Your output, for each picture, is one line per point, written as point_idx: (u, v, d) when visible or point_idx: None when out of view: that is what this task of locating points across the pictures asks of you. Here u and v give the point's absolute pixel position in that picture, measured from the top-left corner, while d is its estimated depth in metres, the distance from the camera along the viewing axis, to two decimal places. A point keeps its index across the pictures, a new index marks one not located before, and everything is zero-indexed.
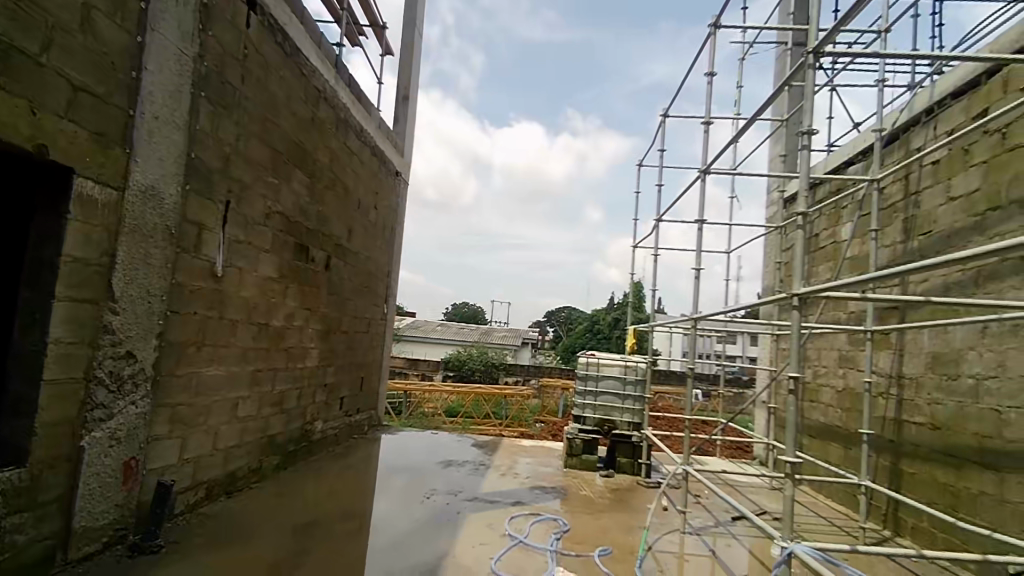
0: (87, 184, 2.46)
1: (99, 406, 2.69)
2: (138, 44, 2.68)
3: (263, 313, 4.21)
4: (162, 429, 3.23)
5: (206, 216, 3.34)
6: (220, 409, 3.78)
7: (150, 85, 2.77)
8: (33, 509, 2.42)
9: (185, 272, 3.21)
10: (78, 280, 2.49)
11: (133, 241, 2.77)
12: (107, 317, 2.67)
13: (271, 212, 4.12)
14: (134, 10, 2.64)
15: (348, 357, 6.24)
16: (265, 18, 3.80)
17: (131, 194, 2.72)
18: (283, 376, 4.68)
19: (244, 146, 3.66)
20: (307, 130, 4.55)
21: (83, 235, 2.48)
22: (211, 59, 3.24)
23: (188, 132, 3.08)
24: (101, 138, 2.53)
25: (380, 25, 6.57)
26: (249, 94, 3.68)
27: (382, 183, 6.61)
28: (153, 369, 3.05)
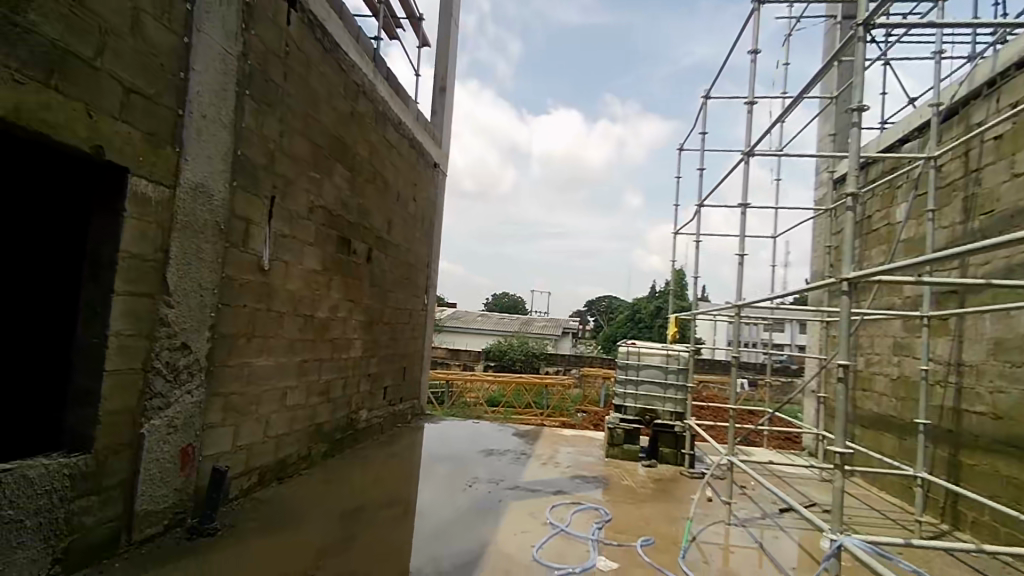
0: (141, 182, 2.57)
1: (157, 396, 2.82)
2: (185, 46, 2.77)
3: (309, 305, 4.32)
4: (216, 417, 3.36)
5: (253, 211, 3.43)
6: (269, 398, 3.90)
7: (198, 85, 2.86)
8: (99, 492, 2.56)
9: (235, 266, 3.32)
10: (135, 275, 2.60)
11: (185, 236, 2.87)
12: (163, 310, 2.79)
13: (314, 206, 4.21)
14: (180, 12, 2.73)
15: (391, 348, 6.35)
16: (305, 15, 3.86)
17: (183, 191, 2.82)
18: (328, 366, 4.79)
19: (287, 142, 3.75)
20: (347, 125, 4.62)
21: (139, 231, 2.59)
22: (255, 58, 3.32)
23: (234, 130, 3.17)
24: (153, 138, 2.62)
25: (417, 17, 6.60)
26: (291, 91, 3.76)
27: (421, 175, 6.67)
28: (206, 359, 3.17)
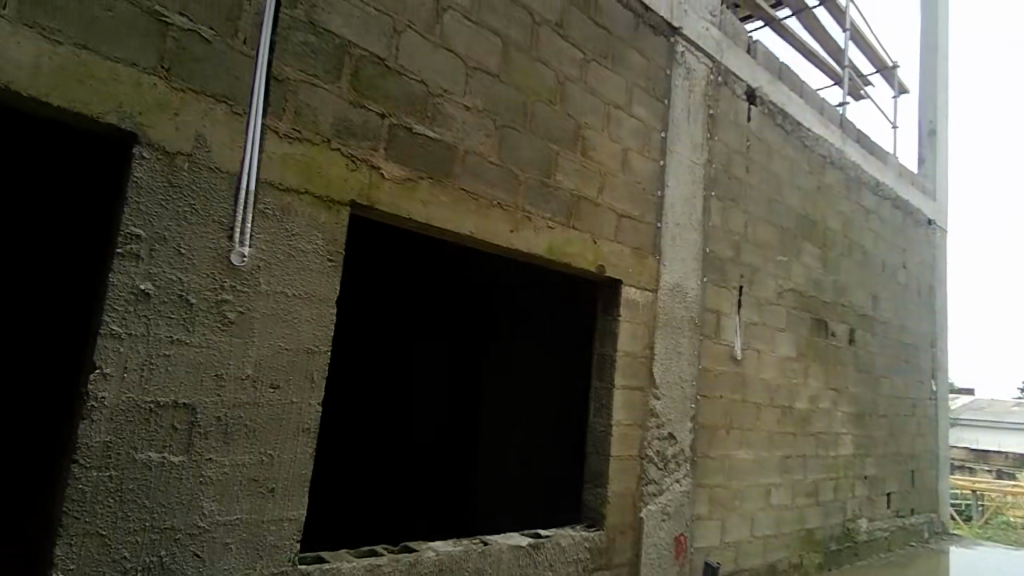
0: (630, 290, 2.97)
1: (652, 482, 3.05)
2: (662, 167, 3.16)
3: (787, 395, 4.05)
4: (704, 508, 3.39)
5: (723, 302, 3.52)
6: (754, 494, 3.74)
7: (672, 197, 3.21)
8: (611, 569, 2.87)
9: (710, 357, 3.43)
10: (630, 371, 2.97)
11: (666, 333, 3.14)
12: (653, 401, 3.06)
13: (784, 290, 4.03)
14: (658, 140, 3.15)
15: (891, 446, 5.29)
16: (766, 107, 3.93)
17: (663, 292, 3.14)
18: (814, 463, 4.31)
19: (753, 231, 3.77)
20: (815, 202, 4.35)
21: (631, 331, 2.98)
22: (719, 160, 3.53)
23: (702, 231, 3.39)
24: (639, 251, 3.03)
25: (888, 66, 5.87)
26: (755, 181, 3.80)
27: (910, 238, 5.63)
28: (691, 450, 3.30)
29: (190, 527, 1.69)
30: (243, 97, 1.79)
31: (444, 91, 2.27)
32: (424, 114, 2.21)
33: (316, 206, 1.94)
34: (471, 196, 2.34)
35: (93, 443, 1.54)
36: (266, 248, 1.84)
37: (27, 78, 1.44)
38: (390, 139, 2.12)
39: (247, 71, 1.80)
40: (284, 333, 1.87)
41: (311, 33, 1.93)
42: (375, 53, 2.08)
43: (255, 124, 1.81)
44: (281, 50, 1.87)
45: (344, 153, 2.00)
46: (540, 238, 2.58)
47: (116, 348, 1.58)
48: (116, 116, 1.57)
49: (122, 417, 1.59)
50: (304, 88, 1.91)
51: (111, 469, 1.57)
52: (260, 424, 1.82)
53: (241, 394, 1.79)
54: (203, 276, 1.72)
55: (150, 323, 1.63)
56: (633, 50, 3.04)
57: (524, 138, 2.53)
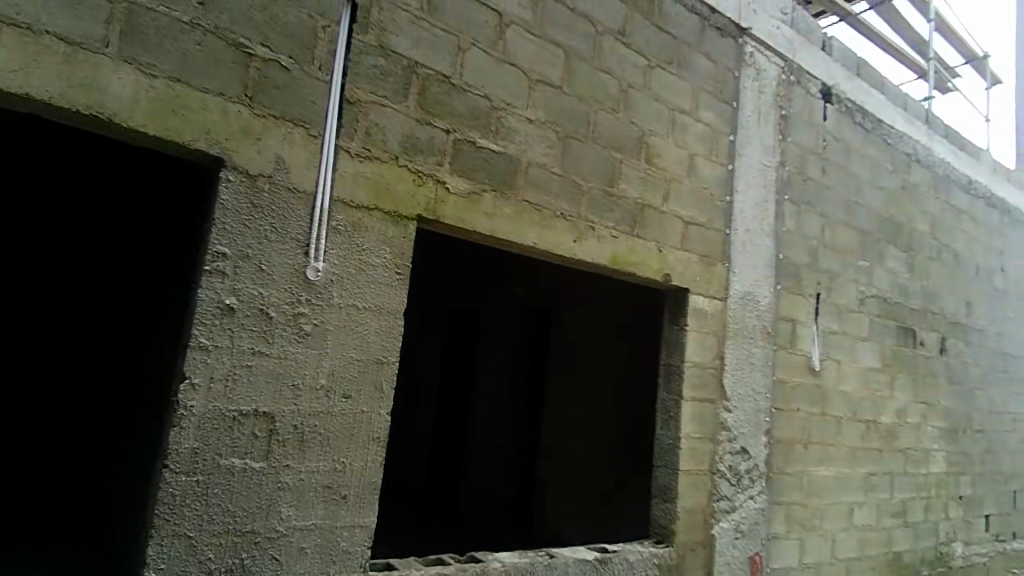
0: (698, 299, 2.89)
1: (724, 498, 2.94)
2: (730, 172, 3.06)
3: (871, 409, 3.80)
4: (781, 527, 3.23)
5: (798, 311, 3.36)
6: (835, 513, 3.53)
7: (741, 202, 3.10)
8: None
9: (785, 369, 3.27)
10: (699, 383, 2.87)
11: (737, 343, 3.03)
12: (724, 414, 2.95)
13: (866, 297, 3.80)
14: (726, 144, 3.05)
15: (991, 465, 4.86)
16: (843, 105, 3.73)
17: (733, 301, 3.03)
18: (903, 482, 4.01)
19: (830, 235, 3.58)
20: (899, 203, 4.09)
21: (699, 342, 2.89)
22: (792, 163, 3.38)
23: (775, 236, 3.25)
24: (707, 259, 2.94)
25: (980, 55, 5.46)
26: (832, 184, 3.61)
27: (1009, 239, 5.19)
28: (766, 465, 3.15)
29: (269, 531, 1.77)
30: (318, 120, 1.87)
31: (507, 105, 2.29)
32: (488, 128, 2.24)
33: (385, 221, 2.00)
34: (534, 207, 2.35)
35: (182, 449, 1.65)
36: (339, 263, 1.91)
37: (127, 111, 1.56)
38: (455, 155, 2.16)
39: (321, 94, 1.88)
40: (356, 344, 1.94)
41: (381, 56, 2.00)
42: (440, 71, 2.13)
43: (329, 145, 1.89)
44: (353, 73, 1.94)
45: (411, 169, 2.06)
46: (604, 248, 2.55)
47: (204, 360, 1.68)
48: (204, 143, 1.67)
49: (208, 424, 1.69)
50: (373, 109, 1.98)
51: (199, 474, 1.67)
52: (334, 432, 1.89)
53: (316, 404, 1.86)
54: (281, 291, 1.80)
55: (234, 336, 1.73)
56: (699, 53, 2.97)
57: (587, 148, 2.52)
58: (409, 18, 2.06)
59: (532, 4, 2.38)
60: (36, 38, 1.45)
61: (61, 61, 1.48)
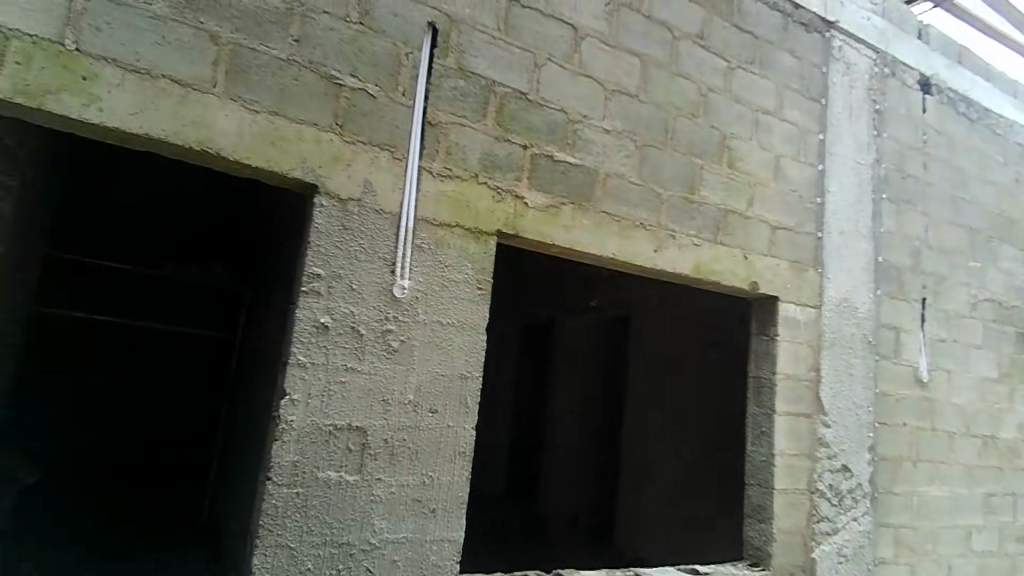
0: (789, 307, 2.74)
1: (825, 519, 2.75)
2: (820, 172, 2.90)
3: (988, 423, 3.46)
4: (889, 551, 2.98)
5: (901, 317, 3.12)
6: (950, 538, 3.22)
7: (834, 204, 2.93)
8: None
9: (889, 380, 3.04)
10: (793, 396, 2.72)
11: (834, 353, 2.85)
12: (821, 429, 2.78)
13: (978, 300, 3.47)
14: (814, 143, 2.90)
15: None
16: (944, 95, 3.46)
17: (828, 309, 2.85)
18: None
19: (935, 235, 3.31)
20: (1013, 198, 3.73)
21: (792, 352, 2.74)
22: (889, 160, 3.16)
23: (872, 238, 3.04)
24: (797, 264, 2.79)
25: None
26: (935, 180, 3.35)
27: None
28: (870, 484, 2.93)
29: (363, 543, 1.82)
30: (402, 143, 1.93)
31: (583, 117, 2.29)
32: (565, 141, 2.24)
33: (465, 238, 2.03)
34: (612, 218, 2.32)
35: (284, 462, 1.73)
36: (424, 280, 1.96)
37: (232, 144, 1.67)
38: (533, 169, 2.16)
39: (405, 118, 1.94)
40: (440, 360, 1.97)
41: (460, 77, 2.05)
42: (517, 88, 2.15)
43: (413, 166, 1.95)
44: (434, 96, 1.99)
45: (490, 186, 2.08)
46: (685, 257, 2.47)
47: (302, 376, 1.76)
48: (300, 171, 1.77)
49: (307, 438, 1.76)
50: (453, 129, 2.03)
51: (299, 486, 1.75)
52: (421, 446, 1.93)
53: (404, 418, 1.91)
54: (370, 308, 1.87)
55: (329, 353, 1.80)
56: (782, 50, 2.85)
57: (666, 156, 2.46)
58: (486, 39, 2.10)
59: (607, 14, 2.37)
60: (155, 82, 1.59)
61: (175, 102, 1.61)
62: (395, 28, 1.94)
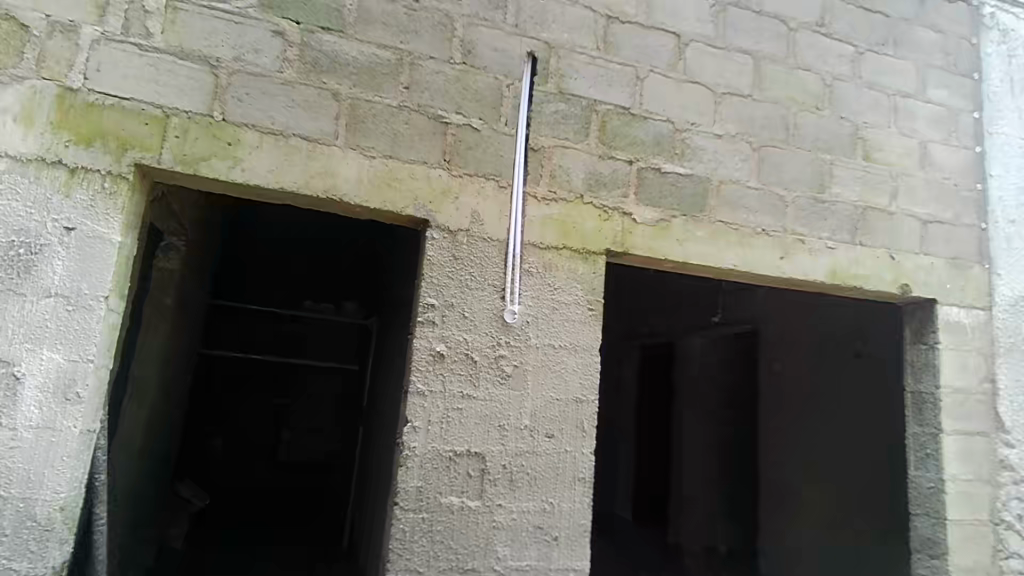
0: (950, 310, 2.40)
1: (1016, 556, 2.34)
2: (979, 154, 2.54)
3: None
4: None
5: None
6: None
7: (999, 189, 2.54)
8: None
9: None
10: (963, 412, 2.36)
11: (1013, 362, 2.45)
12: (1003, 450, 2.38)
13: None
14: (969, 123, 2.55)
15: None
16: None
17: (1000, 309, 2.47)
18: None
19: None
20: None
21: (959, 362, 2.39)
22: None
23: None
24: (957, 261, 2.45)
25: None
26: None
27: None
28: None
29: (488, 569, 1.83)
30: (507, 171, 1.97)
31: (692, 125, 2.19)
32: (674, 152, 2.16)
33: (574, 259, 2.01)
34: (730, 227, 2.18)
35: (409, 488, 1.79)
36: (534, 304, 1.96)
37: (353, 189, 1.80)
38: (640, 184, 2.10)
39: (509, 147, 1.98)
40: (554, 383, 1.96)
41: (561, 101, 2.05)
42: (621, 103, 2.11)
43: (518, 193, 1.97)
44: (537, 122, 2.02)
45: (596, 205, 2.05)
46: (818, 261, 2.26)
47: (422, 404, 1.83)
48: (413, 208, 1.86)
49: (429, 464, 1.82)
50: (557, 152, 2.03)
51: (424, 511, 1.80)
52: (540, 472, 1.91)
53: (521, 444, 1.91)
54: (482, 335, 1.90)
55: (446, 381, 1.85)
56: (919, 25, 2.55)
57: (788, 155, 2.29)
58: (586, 59, 2.10)
59: (712, 16, 2.27)
60: (285, 140, 1.76)
61: (303, 156, 1.77)
62: (497, 62, 2.00)
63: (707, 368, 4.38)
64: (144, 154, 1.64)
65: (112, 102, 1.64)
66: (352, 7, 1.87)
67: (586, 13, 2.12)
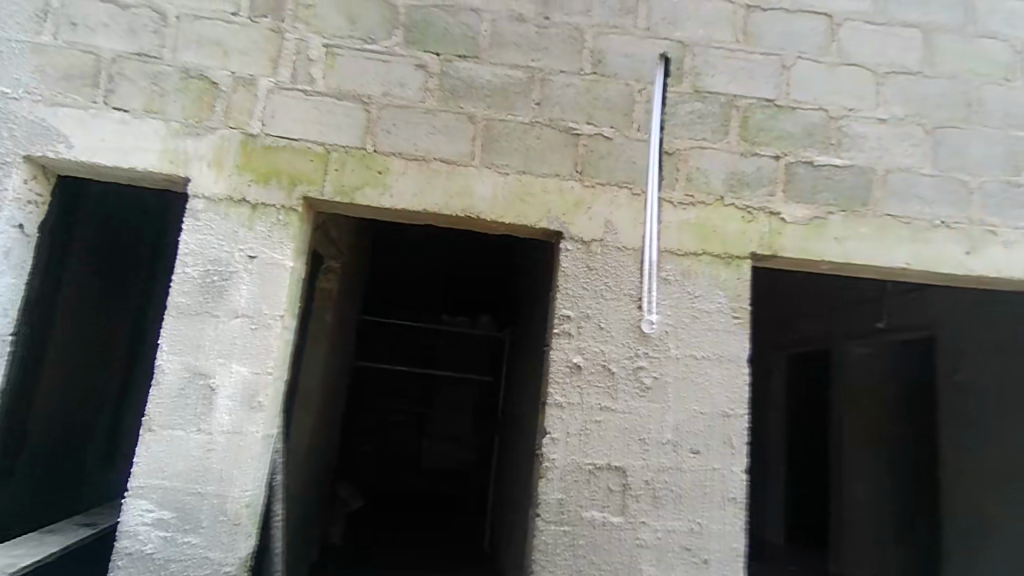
0: None
1: None
2: None
3: None
4: None
5: None
6: None
7: None
8: None
9: None
10: None
11: None
12: None
13: None
14: None
15: None
16: None
17: None
18: None
19: None
20: None
21: None
22: None
23: None
24: None
25: None
26: None
27: None
28: None
29: None
30: (641, 178, 1.92)
31: (850, 112, 1.99)
32: (828, 143, 1.97)
33: (715, 265, 1.90)
34: (898, 221, 1.94)
35: (550, 500, 1.79)
36: (673, 314, 1.88)
37: (489, 206, 1.86)
38: (789, 180, 1.94)
39: (643, 153, 1.93)
40: (698, 397, 1.86)
41: (698, 100, 1.96)
42: (764, 96, 1.97)
43: (654, 199, 1.91)
44: (671, 125, 1.95)
45: (739, 207, 1.93)
46: (1014, 255, 1.94)
47: (560, 416, 1.82)
48: (547, 221, 1.87)
49: (569, 477, 1.81)
50: (694, 153, 1.94)
51: (566, 524, 1.79)
52: (685, 490, 1.82)
53: (664, 459, 1.83)
54: (620, 346, 1.86)
55: (584, 393, 1.83)
56: None
57: (970, 136, 1.99)
58: (723, 54, 1.99)
59: None
60: (427, 164, 1.86)
61: (443, 178, 1.86)
62: (629, 68, 1.96)
63: (870, 379, 3.94)
64: (310, 187, 1.83)
65: (283, 143, 1.85)
66: (486, 32, 1.94)
67: (722, 6, 2.01)
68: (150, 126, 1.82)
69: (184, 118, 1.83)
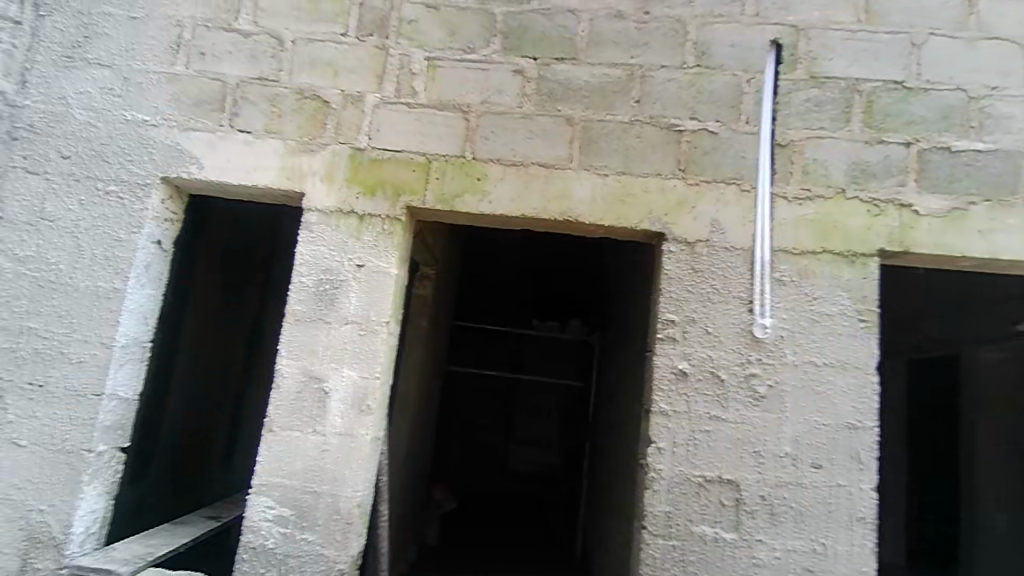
0: None
1: None
2: None
3: None
4: None
5: None
6: None
7: None
8: None
9: None
10: None
11: None
12: None
13: None
14: None
15: None
16: None
17: None
18: None
19: None
20: None
21: None
22: None
23: None
24: None
25: None
26: None
27: None
28: None
29: None
30: (751, 173, 1.81)
31: (993, 90, 1.78)
32: (968, 125, 1.77)
33: (836, 264, 1.76)
34: None
35: (657, 512, 1.72)
36: (789, 318, 1.75)
37: (589, 209, 1.82)
38: (921, 169, 1.76)
39: (752, 147, 1.82)
40: (819, 407, 1.72)
41: (813, 87, 1.83)
42: (891, 78, 1.81)
43: (765, 195, 1.80)
44: (784, 115, 1.83)
45: (864, 200, 1.77)
46: None
47: (667, 425, 1.74)
48: (649, 222, 1.81)
49: (677, 489, 1.72)
50: (810, 145, 1.81)
51: (674, 538, 1.71)
52: (807, 507, 1.68)
53: (782, 473, 1.70)
54: (730, 352, 1.75)
55: (692, 402, 1.74)
56: None
57: None
58: (842, 37, 1.84)
59: None
60: (526, 169, 1.86)
61: (542, 182, 1.85)
62: (736, 59, 1.86)
63: (1005, 387, 3.55)
64: (413, 197, 1.87)
65: (388, 155, 1.91)
66: (584, 33, 1.91)
67: None
68: (269, 146, 1.94)
69: (298, 136, 1.94)
